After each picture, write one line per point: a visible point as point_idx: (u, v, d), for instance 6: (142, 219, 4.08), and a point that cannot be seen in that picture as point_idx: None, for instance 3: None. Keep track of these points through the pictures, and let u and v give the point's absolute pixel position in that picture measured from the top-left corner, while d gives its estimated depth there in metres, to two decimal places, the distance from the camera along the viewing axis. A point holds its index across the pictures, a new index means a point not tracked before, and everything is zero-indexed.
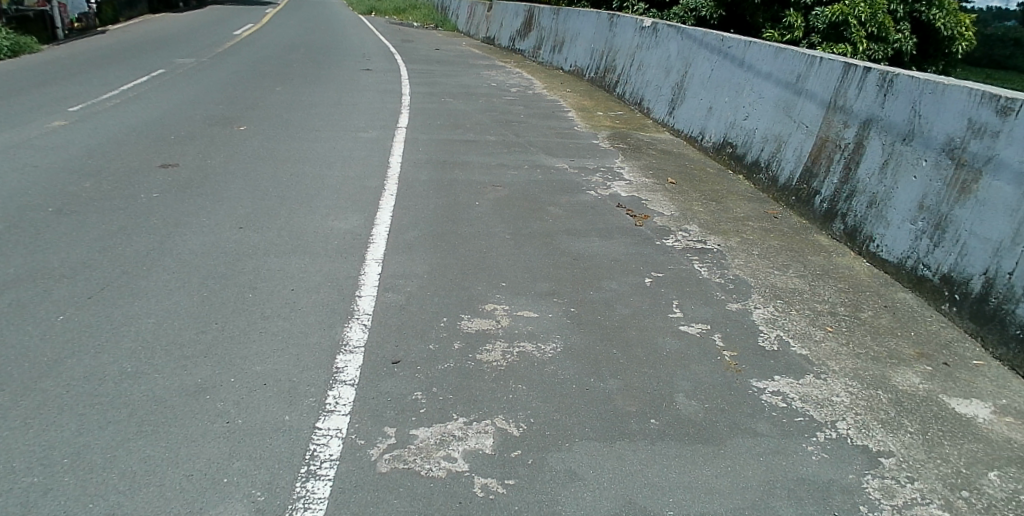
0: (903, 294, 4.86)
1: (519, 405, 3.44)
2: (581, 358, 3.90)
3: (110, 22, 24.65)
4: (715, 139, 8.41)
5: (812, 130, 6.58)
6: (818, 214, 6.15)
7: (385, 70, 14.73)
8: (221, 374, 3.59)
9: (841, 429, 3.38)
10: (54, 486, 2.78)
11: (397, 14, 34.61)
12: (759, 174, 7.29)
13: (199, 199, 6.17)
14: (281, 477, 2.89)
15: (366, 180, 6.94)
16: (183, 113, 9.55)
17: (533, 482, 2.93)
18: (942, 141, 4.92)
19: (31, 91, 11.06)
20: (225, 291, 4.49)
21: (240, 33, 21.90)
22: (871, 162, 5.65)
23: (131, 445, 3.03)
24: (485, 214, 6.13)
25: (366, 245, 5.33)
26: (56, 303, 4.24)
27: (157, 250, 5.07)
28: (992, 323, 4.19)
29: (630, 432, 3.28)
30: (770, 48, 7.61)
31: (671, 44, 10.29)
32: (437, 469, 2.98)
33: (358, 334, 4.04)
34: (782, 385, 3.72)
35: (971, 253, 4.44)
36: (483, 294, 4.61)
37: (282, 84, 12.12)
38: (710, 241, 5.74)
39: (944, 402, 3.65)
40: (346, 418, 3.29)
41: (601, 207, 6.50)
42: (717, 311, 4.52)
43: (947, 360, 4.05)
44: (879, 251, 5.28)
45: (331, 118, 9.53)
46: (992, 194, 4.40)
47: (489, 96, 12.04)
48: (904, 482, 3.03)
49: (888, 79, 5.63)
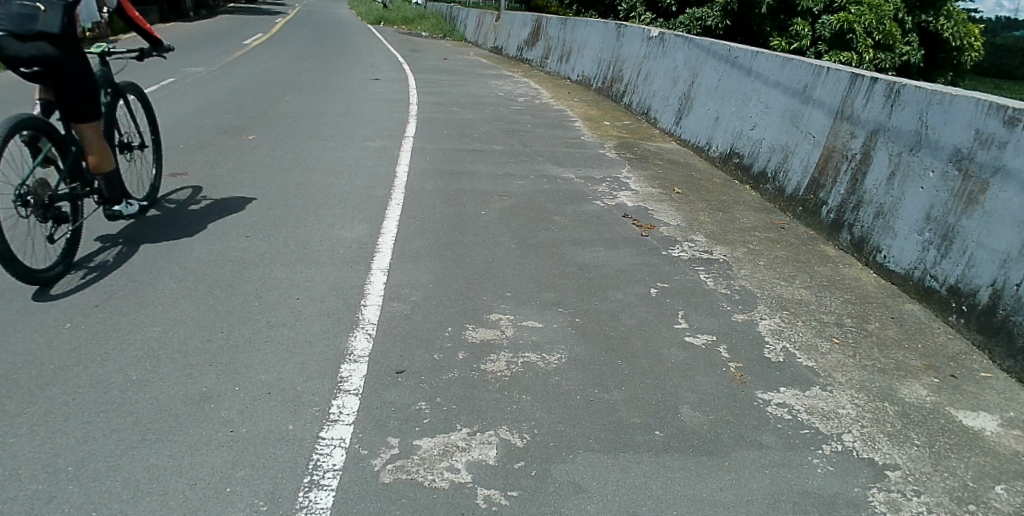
0: (910, 306, 4.83)
1: (522, 416, 3.44)
2: (586, 370, 3.88)
3: (121, 31, 24.94)
4: (722, 149, 8.40)
5: (819, 141, 6.56)
6: (826, 225, 6.14)
7: (394, 80, 14.79)
8: (226, 382, 3.60)
9: (847, 441, 3.36)
10: (59, 494, 2.80)
11: (403, 25, 34.84)
12: (766, 185, 7.28)
13: (206, 208, 6.19)
14: (283, 487, 2.89)
15: (373, 189, 6.97)
16: (191, 122, 9.60)
17: (536, 494, 2.92)
18: (950, 152, 4.89)
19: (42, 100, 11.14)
20: (231, 299, 4.51)
21: (249, 42, 22.02)
22: (877, 173, 5.63)
23: (136, 453, 3.05)
24: (491, 223, 6.15)
25: (372, 254, 5.34)
26: (63, 312, 4.26)
27: (165, 258, 5.10)
28: (1000, 335, 4.16)
29: (634, 444, 3.26)
30: (777, 57, 7.61)
31: (678, 54, 10.33)
32: (440, 479, 2.98)
33: (363, 344, 4.04)
34: (788, 397, 3.71)
35: (979, 265, 4.41)
36: (487, 304, 4.60)
37: (291, 94, 12.18)
38: (716, 252, 5.73)
39: (951, 415, 3.62)
40: (350, 428, 3.29)
41: (608, 217, 6.49)
42: (723, 322, 4.50)
43: (954, 372, 4.02)
44: (886, 262, 5.26)
45: (339, 128, 9.58)
46: (1000, 205, 4.37)
47: (496, 106, 12.09)
48: (910, 496, 3.00)
49: (895, 90, 5.62)
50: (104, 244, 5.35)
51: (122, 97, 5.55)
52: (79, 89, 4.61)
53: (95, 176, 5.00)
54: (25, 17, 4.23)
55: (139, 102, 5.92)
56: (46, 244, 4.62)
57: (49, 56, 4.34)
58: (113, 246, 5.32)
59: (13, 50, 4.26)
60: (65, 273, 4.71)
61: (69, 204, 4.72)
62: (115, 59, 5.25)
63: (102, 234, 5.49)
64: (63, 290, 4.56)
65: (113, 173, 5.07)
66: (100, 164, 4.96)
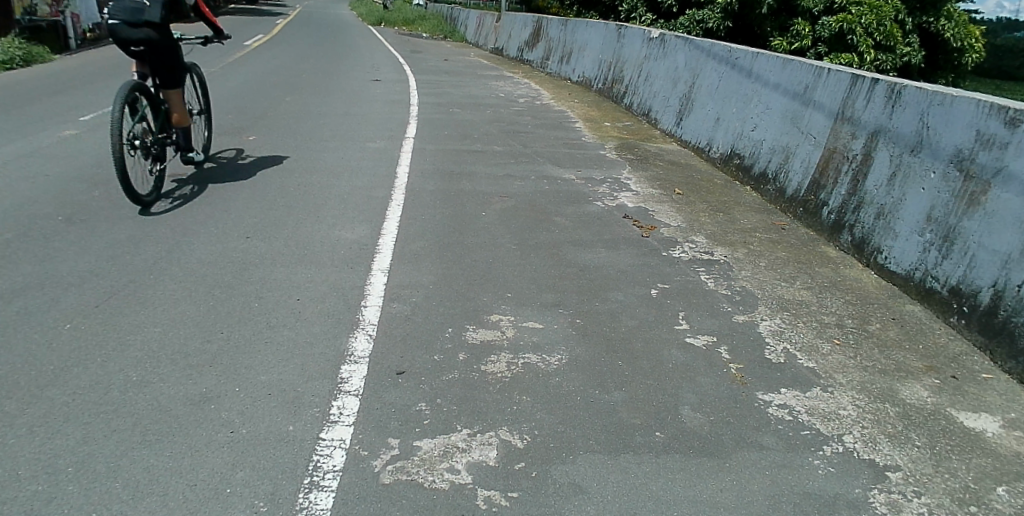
0: (910, 307, 4.83)
1: (523, 417, 3.43)
2: (587, 371, 3.88)
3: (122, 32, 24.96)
4: (723, 150, 8.39)
5: (820, 142, 6.56)
6: (827, 226, 6.13)
7: (394, 81, 14.80)
8: (227, 383, 3.60)
9: (848, 443, 3.35)
10: (59, 494, 2.79)
11: (403, 26, 34.88)
12: (767, 186, 7.27)
13: (208, 209, 6.20)
14: (283, 488, 2.89)
15: (374, 190, 6.97)
16: None
17: (536, 495, 2.91)
18: (951, 153, 4.88)
19: (42, 101, 11.14)
20: (231, 300, 4.51)
21: (250, 43, 22.03)
22: (878, 174, 5.63)
23: (135, 454, 3.04)
24: (491, 224, 6.15)
25: (373, 255, 5.34)
26: (64, 312, 4.26)
27: (165, 259, 5.09)
28: (1001, 336, 4.15)
29: (634, 446, 3.25)
30: (777, 58, 7.59)
31: (679, 54, 10.31)
32: (440, 480, 2.97)
33: (363, 345, 4.03)
34: (789, 398, 3.70)
35: (980, 266, 4.40)
36: (488, 305, 4.60)
37: (291, 95, 12.18)
38: (717, 252, 5.72)
39: (953, 416, 3.61)
40: (350, 429, 3.29)
41: (608, 217, 6.49)
42: (724, 323, 4.50)
43: (956, 373, 4.02)
44: (887, 262, 5.26)
45: (340, 129, 9.58)
46: (1001, 206, 4.36)
47: (497, 107, 12.09)
48: (911, 497, 3.00)
49: (896, 91, 5.61)
50: (178, 184, 6.88)
51: (188, 73, 6.98)
52: (167, 62, 6.16)
53: (174, 129, 6.52)
54: (135, 10, 5.80)
55: (199, 77, 7.31)
56: (145, 178, 6.11)
57: (151, 39, 5.89)
58: (186, 185, 6.85)
59: (127, 35, 5.80)
60: (157, 200, 6.22)
61: (160, 148, 6.24)
62: (193, 39, 6.53)
63: (175, 178, 7.01)
64: (160, 210, 6.10)
65: (188, 127, 6.58)
66: (180, 120, 6.47)
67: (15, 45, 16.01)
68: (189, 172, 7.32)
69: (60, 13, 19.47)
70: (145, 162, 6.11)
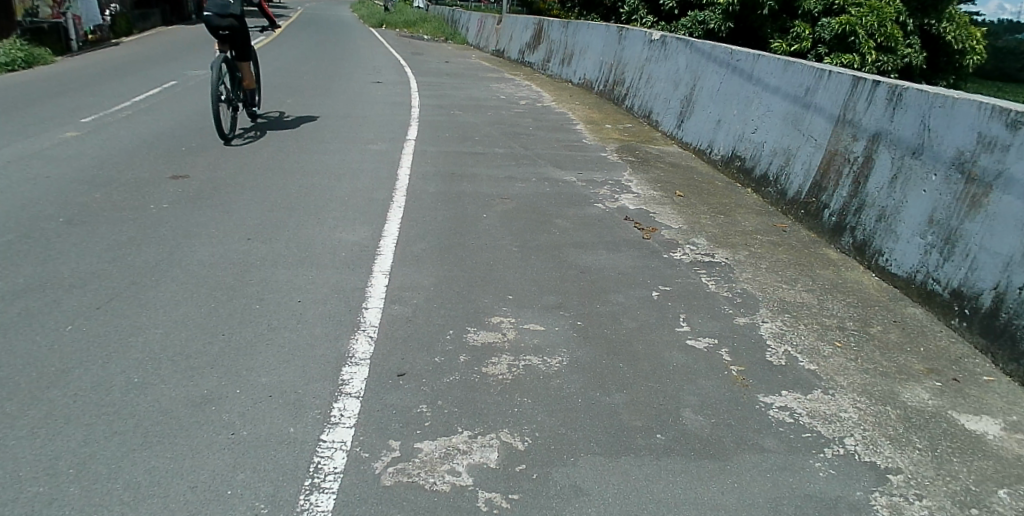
0: (912, 309, 4.83)
1: (524, 419, 3.43)
2: (587, 373, 3.87)
3: (125, 34, 24.99)
4: (725, 152, 8.39)
5: (821, 144, 6.55)
6: (828, 228, 6.13)
7: (396, 82, 14.81)
8: (228, 385, 3.60)
9: (849, 445, 3.35)
10: (60, 497, 2.79)
11: (404, 27, 35.10)
12: (768, 188, 7.27)
13: (209, 211, 6.21)
14: (285, 490, 2.89)
15: (375, 192, 6.97)
16: (193, 125, 9.61)
17: (538, 497, 2.91)
18: (952, 156, 4.89)
19: (43, 103, 11.15)
20: (232, 302, 4.51)
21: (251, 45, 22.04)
22: (880, 176, 5.62)
23: (137, 456, 3.04)
24: (493, 226, 6.16)
25: (374, 257, 5.35)
26: (65, 314, 4.26)
27: (166, 261, 5.10)
28: (1003, 339, 4.15)
29: (635, 448, 3.25)
30: (778, 61, 7.60)
31: (681, 56, 10.29)
32: (441, 482, 2.97)
33: (364, 347, 4.03)
34: (790, 400, 3.70)
35: (981, 268, 4.40)
36: (490, 307, 4.60)
37: (293, 97, 12.19)
38: (718, 255, 5.72)
39: (955, 418, 3.61)
40: (350, 431, 3.29)
41: (609, 220, 6.50)
42: (725, 325, 4.50)
43: (957, 375, 4.02)
44: (888, 265, 5.25)
45: (341, 131, 9.59)
46: (1002, 209, 4.37)
47: (498, 109, 12.10)
48: (912, 500, 3.00)
49: (897, 93, 5.60)
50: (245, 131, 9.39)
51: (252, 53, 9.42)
52: (241, 43, 8.60)
53: (243, 90, 9.00)
54: (224, 5, 8.20)
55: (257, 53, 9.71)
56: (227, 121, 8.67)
57: (234, 26, 8.31)
58: (251, 131, 9.36)
59: (217, 23, 8.22)
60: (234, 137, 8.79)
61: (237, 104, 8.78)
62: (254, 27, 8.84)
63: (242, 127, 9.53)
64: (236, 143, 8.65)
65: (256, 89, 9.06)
66: (249, 84, 8.92)
67: (17, 46, 16.03)
68: (249, 125, 9.85)
69: (63, 15, 19.50)
70: (228, 110, 8.65)
